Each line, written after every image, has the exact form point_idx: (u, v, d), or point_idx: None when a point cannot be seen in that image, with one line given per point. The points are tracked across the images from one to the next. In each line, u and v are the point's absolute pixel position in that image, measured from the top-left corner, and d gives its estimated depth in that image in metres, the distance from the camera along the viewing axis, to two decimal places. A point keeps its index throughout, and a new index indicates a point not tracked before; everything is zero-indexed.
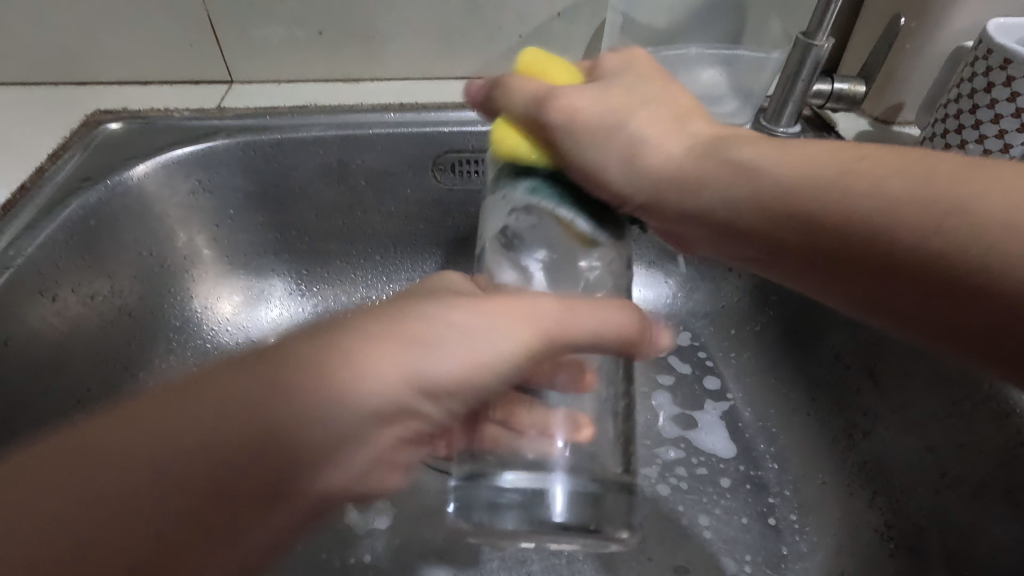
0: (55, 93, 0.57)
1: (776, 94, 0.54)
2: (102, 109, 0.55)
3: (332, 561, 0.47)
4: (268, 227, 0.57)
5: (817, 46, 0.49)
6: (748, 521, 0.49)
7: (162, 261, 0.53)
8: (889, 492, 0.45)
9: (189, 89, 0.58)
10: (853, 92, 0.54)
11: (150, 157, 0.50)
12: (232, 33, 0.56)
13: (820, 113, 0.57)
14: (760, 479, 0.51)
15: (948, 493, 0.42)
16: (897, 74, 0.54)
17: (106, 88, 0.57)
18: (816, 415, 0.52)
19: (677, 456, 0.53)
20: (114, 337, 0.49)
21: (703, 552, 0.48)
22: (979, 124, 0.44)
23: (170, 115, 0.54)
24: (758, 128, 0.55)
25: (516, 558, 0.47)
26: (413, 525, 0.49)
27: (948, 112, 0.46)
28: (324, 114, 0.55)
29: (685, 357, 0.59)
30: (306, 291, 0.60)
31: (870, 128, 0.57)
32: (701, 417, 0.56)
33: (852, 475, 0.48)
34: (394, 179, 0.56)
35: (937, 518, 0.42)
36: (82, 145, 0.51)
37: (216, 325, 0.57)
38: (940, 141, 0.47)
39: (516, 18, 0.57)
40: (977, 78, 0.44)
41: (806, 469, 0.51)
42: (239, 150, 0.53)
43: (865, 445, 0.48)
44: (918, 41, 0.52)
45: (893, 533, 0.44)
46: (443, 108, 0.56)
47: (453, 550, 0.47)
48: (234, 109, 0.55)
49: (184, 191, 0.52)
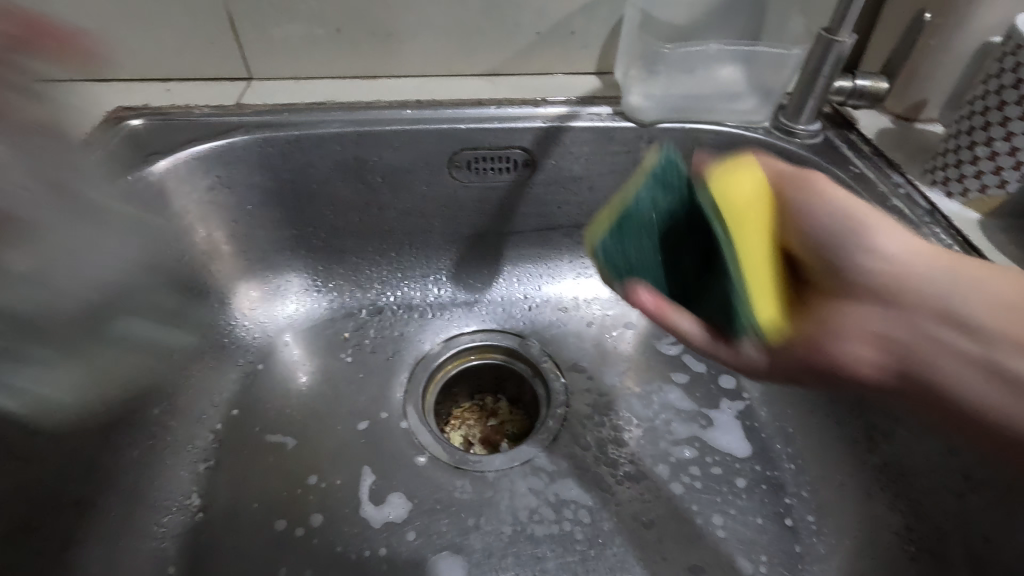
0: (78, 89, 0.58)
1: (794, 93, 0.54)
2: (124, 105, 0.56)
3: (347, 553, 0.47)
4: (286, 223, 0.57)
5: (840, 42, 0.48)
6: (764, 522, 0.49)
7: (182, 255, 0.53)
8: (910, 495, 0.44)
9: (210, 86, 0.58)
10: (875, 89, 0.54)
11: (170, 155, 0.51)
12: (250, 30, 0.56)
13: (841, 110, 0.57)
14: (777, 479, 0.51)
15: (971, 497, 0.40)
16: (923, 69, 0.53)
17: (129, 86, 0.58)
18: (835, 416, 0.51)
19: (692, 456, 0.53)
20: (137, 331, 0.50)
21: (719, 553, 0.47)
22: (1007, 121, 0.43)
23: (190, 112, 0.55)
24: (777, 126, 0.55)
25: (529, 555, 0.47)
26: (428, 519, 0.49)
27: (975, 109, 0.45)
28: (341, 112, 0.55)
29: (700, 356, 0.59)
30: (323, 287, 0.61)
31: (892, 125, 0.56)
32: (716, 416, 0.55)
33: (873, 477, 0.47)
34: (410, 176, 0.56)
35: (961, 520, 0.41)
36: (103, 141, 0.52)
37: (235, 320, 0.58)
38: (965, 139, 0.46)
39: (534, 15, 0.56)
40: (1006, 73, 0.43)
41: (824, 470, 0.50)
42: (256, 147, 0.53)
43: (886, 448, 0.46)
44: (945, 36, 0.51)
45: (915, 536, 0.44)
46: (460, 105, 0.56)
47: (466, 546, 0.48)
48: (253, 105, 0.56)
49: (203, 187, 0.53)
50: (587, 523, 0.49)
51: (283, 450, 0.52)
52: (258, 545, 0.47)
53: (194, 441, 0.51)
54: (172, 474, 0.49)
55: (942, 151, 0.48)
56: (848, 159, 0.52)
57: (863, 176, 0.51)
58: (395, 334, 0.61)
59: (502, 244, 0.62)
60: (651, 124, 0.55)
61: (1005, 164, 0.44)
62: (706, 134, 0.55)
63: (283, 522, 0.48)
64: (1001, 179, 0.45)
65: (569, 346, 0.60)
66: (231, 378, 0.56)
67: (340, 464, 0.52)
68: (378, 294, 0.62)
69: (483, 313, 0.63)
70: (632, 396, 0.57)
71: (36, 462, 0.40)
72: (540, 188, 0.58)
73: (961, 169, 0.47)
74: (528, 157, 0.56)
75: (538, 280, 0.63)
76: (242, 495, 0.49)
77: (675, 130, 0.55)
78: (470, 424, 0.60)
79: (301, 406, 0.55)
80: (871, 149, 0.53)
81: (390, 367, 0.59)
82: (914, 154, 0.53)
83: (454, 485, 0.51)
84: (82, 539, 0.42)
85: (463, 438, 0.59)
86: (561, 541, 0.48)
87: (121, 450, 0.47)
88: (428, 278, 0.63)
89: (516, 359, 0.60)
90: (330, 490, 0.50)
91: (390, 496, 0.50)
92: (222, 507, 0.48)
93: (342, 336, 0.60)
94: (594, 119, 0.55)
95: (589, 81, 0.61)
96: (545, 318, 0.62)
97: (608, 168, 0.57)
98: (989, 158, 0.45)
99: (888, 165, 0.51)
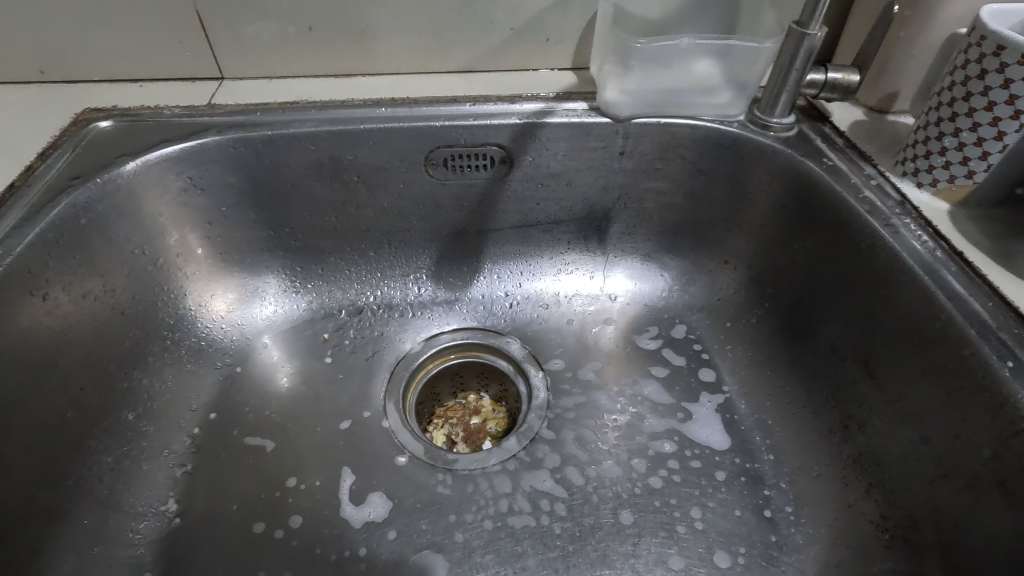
0: (44, 91, 0.57)
1: (769, 86, 0.54)
2: (93, 107, 0.55)
3: (328, 554, 0.47)
4: (261, 224, 0.57)
5: (811, 35, 0.49)
6: (743, 513, 0.49)
7: (154, 258, 0.53)
8: (884, 483, 0.45)
9: (180, 86, 0.58)
10: (846, 82, 0.54)
11: (140, 156, 0.50)
12: (220, 29, 0.55)
13: (815, 102, 0.58)
14: (756, 471, 0.51)
15: (942, 484, 0.40)
16: (894, 61, 0.53)
17: (97, 87, 0.58)
18: (813, 408, 0.51)
19: (671, 450, 0.53)
20: (109, 336, 0.49)
21: (698, 546, 0.47)
22: (973, 111, 0.43)
23: (160, 112, 0.54)
24: (752, 119, 0.55)
25: (511, 552, 0.47)
26: (408, 519, 0.49)
27: (943, 100, 0.46)
28: (316, 110, 0.54)
29: (680, 350, 0.60)
30: (301, 288, 0.61)
31: (865, 117, 0.57)
32: (696, 409, 0.55)
33: (848, 466, 0.48)
34: (387, 174, 0.56)
35: (932, 508, 0.41)
36: (71, 143, 0.51)
37: (210, 323, 0.57)
38: (934, 130, 0.47)
39: (508, 11, 0.56)
40: (971, 65, 0.43)
41: (802, 460, 0.51)
42: (228, 147, 0.52)
43: (861, 437, 0.47)
44: (913, 29, 0.51)
45: (889, 524, 0.44)
46: (435, 103, 0.56)
47: (448, 544, 0.47)
48: (225, 105, 0.55)
49: (175, 189, 0.52)
50: (567, 518, 0.49)
51: (261, 454, 0.52)
52: (237, 547, 0.47)
53: (171, 446, 0.51)
54: (148, 478, 0.49)
55: (912, 143, 0.49)
56: (822, 151, 0.53)
57: (837, 168, 0.51)
58: (375, 334, 0.60)
59: (481, 241, 0.62)
60: (627, 120, 0.55)
61: (973, 155, 0.45)
62: (681, 127, 0.55)
63: (261, 525, 0.48)
64: (969, 169, 0.45)
65: (549, 343, 0.60)
66: (209, 382, 0.55)
67: (319, 464, 0.51)
68: (358, 294, 0.62)
69: (464, 312, 0.63)
70: (612, 391, 0.57)
71: (6, 469, 0.40)
72: (518, 184, 0.58)
73: (930, 160, 0.47)
74: (505, 154, 0.56)
75: (518, 278, 0.63)
76: (219, 499, 0.49)
77: (650, 125, 0.55)
78: (452, 424, 0.60)
79: (280, 409, 0.55)
80: (844, 141, 0.54)
81: (371, 367, 0.58)
82: (885, 146, 0.53)
83: (434, 484, 0.51)
84: (53, 547, 0.42)
85: (445, 438, 0.58)
86: (542, 537, 0.48)
87: (95, 457, 0.46)
88: (408, 278, 0.62)
89: (498, 357, 0.60)
90: (309, 492, 0.50)
91: (369, 496, 0.50)
92: (199, 511, 0.48)
93: (322, 337, 0.60)
94: (570, 115, 0.55)
95: (564, 77, 0.61)
96: (526, 315, 0.62)
97: (584, 163, 0.57)
98: (956, 149, 0.45)
99: (860, 157, 0.52)
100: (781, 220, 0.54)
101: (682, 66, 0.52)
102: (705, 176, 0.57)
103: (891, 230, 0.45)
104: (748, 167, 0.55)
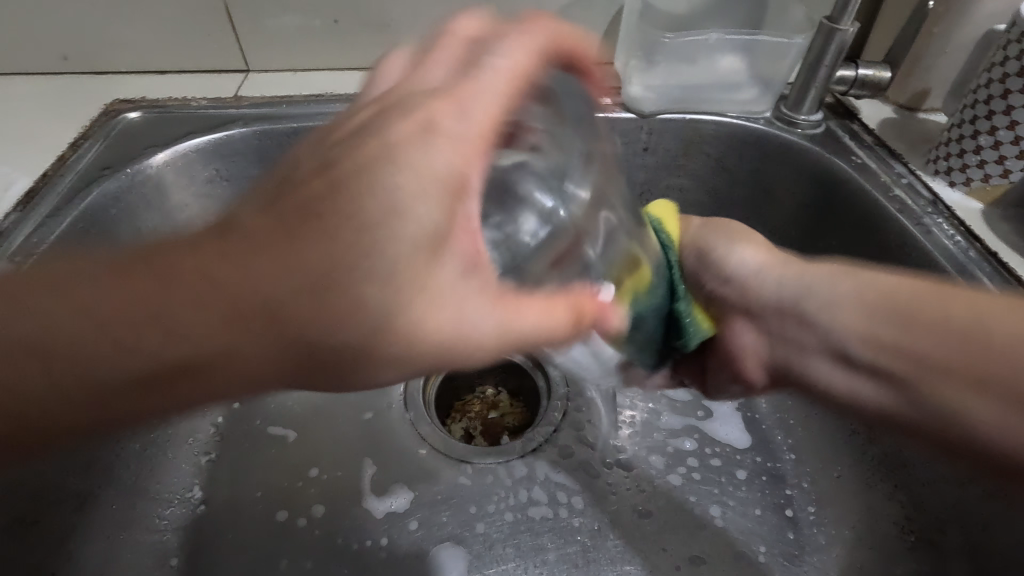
0: (73, 82, 0.58)
1: (796, 83, 0.53)
2: (121, 98, 0.56)
3: (349, 544, 0.47)
4: None
5: (842, 30, 0.48)
6: (764, 513, 0.49)
7: None
8: (910, 485, 0.45)
9: (206, 78, 0.58)
10: (877, 78, 0.54)
11: (168, 147, 0.51)
12: (247, 21, 0.55)
13: (843, 100, 0.57)
14: (777, 470, 0.51)
15: (971, 487, 0.40)
16: (925, 58, 0.53)
17: (124, 78, 0.58)
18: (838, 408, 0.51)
19: (691, 447, 0.53)
20: None
21: (720, 544, 0.47)
22: (1010, 110, 0.43)
23: (187, 104, 0.55)
24: (779, 116, 0.54)
25: (530, 547, 0.47)
26: (429, 510, 0.49)
27: (978, 98, 0.45)
28: (341, 103, 0.55)
29: None
30: None
31: (895, 114, 0.56)
32: (716, 408, 0.55)
33: (871, 468, 0.48)
34: None
35: (960, 510, 0.41)
36: (100, 134, 0.51)
37: None
38: (969, 128, 0.46)
39: (533, 5, 0.56)
40: (1009, 62, 0.42)
41: (824, 461, 0.50)
42: (255, 140, 0.53)
43: (887, 439, 0.47)
44: (946, 25, 0.50)
45: (915, 526, 0.44)
46: None
47: (468, 538, 0.48)
48: (250, 98, 0.55)
49: (202, 180, 0.53)
50: (587, 514, 0.49)
51: (283, 443, 0.52)
52: (261, 537, 0.47)
53: (196, 434, 0.52)
54: (173, 466, 0.49)
55: (946, 140, 0.48)
56: (851, 150, 0.52)
57: (865, 166, 0.50)
58: None
59: None
60: (652, 115, 0.54)
61: (1009, 153, 0.44)
62: (705, 123, 0.55)
63: (283, 513, 0.48)
64: (1005, 168, 0.45)
65: None
66: None
67: (340, 457, 0.52)
68: None
69: None
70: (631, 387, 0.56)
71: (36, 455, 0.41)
72: None
73: (964, 158, 0.46)
74: None
75: None
76: (245, 487, 0.49)
77: (675, 121, 0.55)
78: (470, 417, 0.58)
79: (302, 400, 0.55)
80: (873, 138, 0.53)
81: None
82: (916, 144, 0.53)
83: (454, 477, 0.51)
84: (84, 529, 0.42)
85: (464, 432, 0.57)
86: (561, 532, 0.48)
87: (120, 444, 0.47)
88: None
89: None
90: (331, 483, 0.50)
91: (390, 487, 0.50)
92: (224, 499, 0.49)
93: None
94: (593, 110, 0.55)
95: None
96: None
97: None
98: (992, 147, 0.45)
99: (890, 156, 0.51)
100: (806, 220, 0.54)
101: (708, 63, 0.53)
102: (729, 172, 0.57)
103: (922, 228, 0.45)
104: (774, 166, 0.55)
